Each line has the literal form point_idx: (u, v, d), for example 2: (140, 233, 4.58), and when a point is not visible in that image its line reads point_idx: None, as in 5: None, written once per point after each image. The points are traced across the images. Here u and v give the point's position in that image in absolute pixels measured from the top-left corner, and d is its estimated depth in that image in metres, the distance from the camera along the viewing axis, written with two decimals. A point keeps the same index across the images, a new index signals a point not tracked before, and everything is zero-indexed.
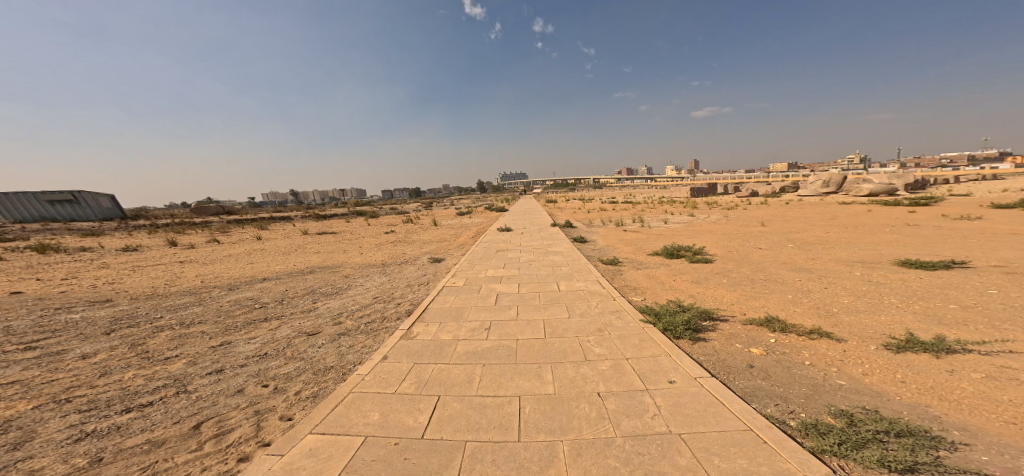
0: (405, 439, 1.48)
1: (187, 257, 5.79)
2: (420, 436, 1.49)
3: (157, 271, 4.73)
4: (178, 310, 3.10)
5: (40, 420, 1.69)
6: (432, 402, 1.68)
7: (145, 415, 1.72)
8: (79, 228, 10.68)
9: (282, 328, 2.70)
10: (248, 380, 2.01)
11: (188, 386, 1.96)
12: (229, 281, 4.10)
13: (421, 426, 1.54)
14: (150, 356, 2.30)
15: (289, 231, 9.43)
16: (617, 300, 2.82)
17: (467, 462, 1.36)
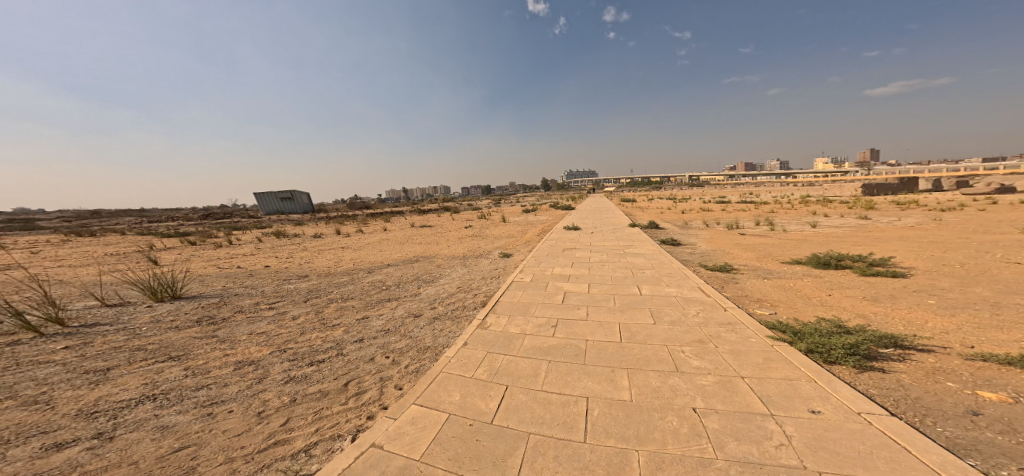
0: (477, 422, 1.60)
1: (323, 244, 7.13)
2: (490, 421, 1.59)
3: (301, 255, 5.93)
4: (341, 287, 3.85)
5: (271, 363, 2.27)
6: (501, 391, 1.77)
7: (320, 369, 2.20)
8: (265, 219, 13.96)
9: (403, 308, 3.14)
10: (375, 351, 2.40)
11: (344, 350, 2.42)
12: (349, 266, 4.91)
13: (490, 412, 1.64)
14: (325, 320, 2.95)
15: (403, 224, 10.91)
16: (700, 310, 2.54)
17: (529, 453, 1.40)
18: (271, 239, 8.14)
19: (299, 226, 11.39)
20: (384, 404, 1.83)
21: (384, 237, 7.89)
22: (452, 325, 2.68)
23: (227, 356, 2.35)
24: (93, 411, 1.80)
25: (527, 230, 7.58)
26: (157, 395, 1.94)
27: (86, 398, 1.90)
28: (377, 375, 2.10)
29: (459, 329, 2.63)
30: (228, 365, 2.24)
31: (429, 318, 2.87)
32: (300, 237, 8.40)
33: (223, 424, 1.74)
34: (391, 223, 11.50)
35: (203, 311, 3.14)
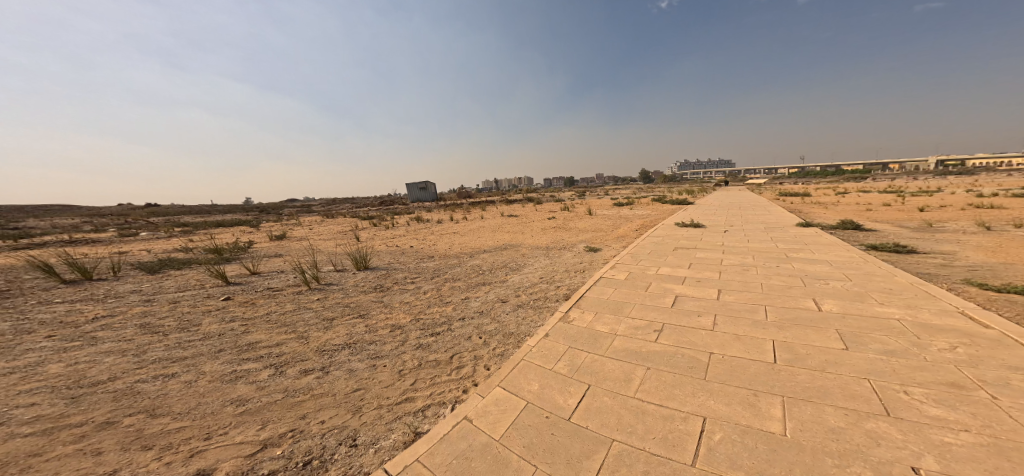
0: (554, 416, 1.57)
1: (423, 234, 7.79)
2: (568, 417, 1.55)
3: (403, 244, 6.59)
4: (454, 269, 4.29)
5: (409, 329, 2.67)
6: (582, 389, 1.71)
7: (440, 339, 2.49)
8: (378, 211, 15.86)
9: (493, 292, 3.32)
10: (470, 330, 2.61)
11: (451, 327, 2.69)
12: (444, 255, 5.21)
13: (569, 408, 1.60)
14: (442, 296, 3.36)
15: (492, 213, 11.64)
16: (817, 318, 2.14)
17: (611, 460, 1.31)
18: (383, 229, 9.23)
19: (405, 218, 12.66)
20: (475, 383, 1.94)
21: (475, 226, 8.36)
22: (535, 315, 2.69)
23: (388, 319, 2.86)
24: (327, 349, 2.37)
25: (618, 224, 7.30)
26: (355, 344, 2.44)
27: (322, 340, 2.49)
28: (468, 354, 2.26)
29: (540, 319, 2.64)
30: (385, 328, 2.70)
31: (515, 305, 2.97)
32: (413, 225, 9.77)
33: (378, 375, 2.08)
34: (485, 211, 12.33)
35: (375, 284, 3.79)
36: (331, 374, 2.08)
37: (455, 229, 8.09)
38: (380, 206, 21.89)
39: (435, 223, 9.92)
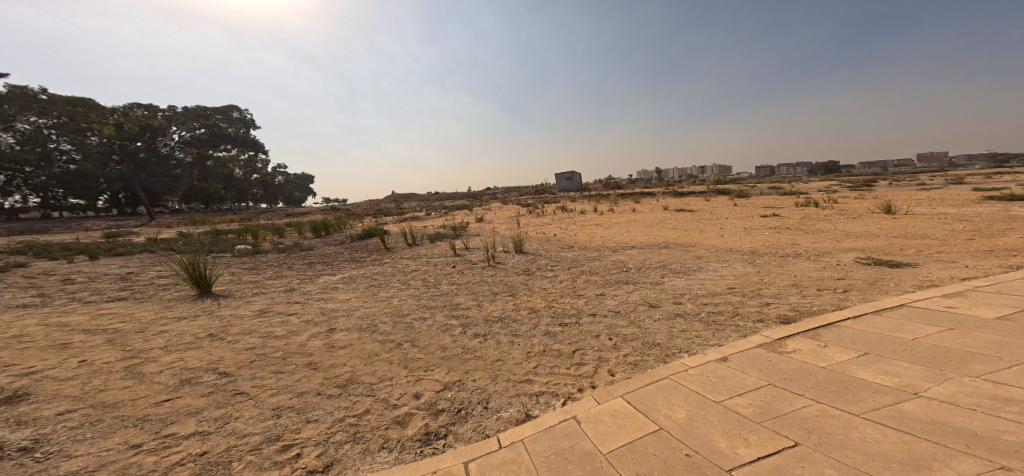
0: (698, 456, 1.34)
1: (578, 241, 8.50)
2: (722, 467, 1.27)
3: (559, 255, 7.39)
4: (592, 260, 5.51)
5: (541, 313, 3.47)
6: (782, 445, 1.32)
7: (565, 329, 3.02)
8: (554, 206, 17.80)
9: (633, 294, 3.71)
10: (599, 330, 2.94)
11: (578, 321, 3.17)
12: (596, 258, 5.76)
13: (731, 457, 1.31)
14: (577, 289, 4.16)
15: (658, 206, 12.79)
16: None
17: None
18: (557, 228, 10.83)
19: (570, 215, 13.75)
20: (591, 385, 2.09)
21: (633, 230, 8.67)
22: (704, 332, 2.57)
23: (527, 301, 3.91)
24: (492, 319, 3.42)
25: (889, 228, 5.89)
26: (506, 319, 3.40)
27: (490, 311, 3.68)
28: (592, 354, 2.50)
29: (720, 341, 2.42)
30: (530, 309, 3.63)
31: (664, 315, 3.04)
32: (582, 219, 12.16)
33: (515, 350, 2.71)
34: (639, 205, 13.92)
35: (536, 279, 4.82)
36: (488, 340, 2.92)
37: (617, 228, 9.24)
38: (553, 196, 24.39)
39: (595, 224, 10.84)
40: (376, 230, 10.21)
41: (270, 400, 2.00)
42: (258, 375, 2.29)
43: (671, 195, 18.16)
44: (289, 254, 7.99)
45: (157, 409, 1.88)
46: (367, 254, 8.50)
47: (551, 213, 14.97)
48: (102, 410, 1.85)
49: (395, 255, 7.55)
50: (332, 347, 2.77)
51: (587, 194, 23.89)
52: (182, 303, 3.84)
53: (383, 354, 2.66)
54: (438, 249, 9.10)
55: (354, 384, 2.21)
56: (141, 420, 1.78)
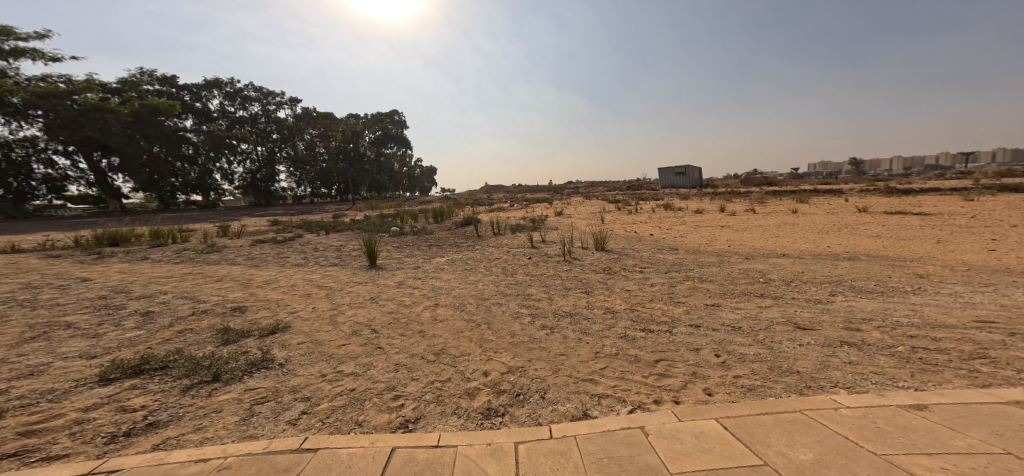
0: None
1: (689, 244, 8.18)
2: None
3: (655, 255, 7.39)
4: (706, 268, 6.13)
5: (626, 318, 4.25)
6: None
7: (656, 334, 3.74)
8: (687, 203, 16.84)
9: (767, 311, 4.07)
10: (710, 343, 3.41)
11: (673, 330, 3.79)
12: (735, 270, 5.88)
13: None
14: (672, 295, 4.91)
15: (847, 208, 12.06)
16: None
17: None
18: (691, 226, 10.53)
19: (692, 213, 13.08)
20: (677, 398, 2.53)
21: (789, 238, 8.00)
22: (895, 371, 2.57)
23: (601, 301, 4.91)
24: (557, 313, 4.66)
25: None
26: (574, 315, 4.53)
27: (556, 305, 4.95)
28: (691, 368, 2.97)
29: (933, 386, 2.37)
30: (622, 314, 4.41)
31: (821, 341, 3.23)
32: (746, 215, 12.17)
33: (581, 348, 3.57)
34: (825, 205, 13.27)
35: (637, 285, 5.50)
36: (552, 333, 4.00)
37: (776, 234, 8.61)
38: (682, 190, 22.90)
39: (721, 226, 10.26)
40: (472, 219, 11.11)
41: (393, 356, 3.55)
42: (388, 336, 4.08)
43: (884, 194, 15.71)
44: (417, 237, 9.93)
45: (338, 350, 3.65)
46: (461, 240, 9.58)
47: (692, 209, 14.22)
48: (316, 345, 3.78)
49: (479, 239, 9.48)
50: (433, 320, 4.64)
51: (732, 190, 21.47)
52: (366, 277, 6.75)
53: (465, 332, 4.17)
54: (518, 239, 9.60)
55: (442, 354, 3.59)
56: (331, 356, 3.51)
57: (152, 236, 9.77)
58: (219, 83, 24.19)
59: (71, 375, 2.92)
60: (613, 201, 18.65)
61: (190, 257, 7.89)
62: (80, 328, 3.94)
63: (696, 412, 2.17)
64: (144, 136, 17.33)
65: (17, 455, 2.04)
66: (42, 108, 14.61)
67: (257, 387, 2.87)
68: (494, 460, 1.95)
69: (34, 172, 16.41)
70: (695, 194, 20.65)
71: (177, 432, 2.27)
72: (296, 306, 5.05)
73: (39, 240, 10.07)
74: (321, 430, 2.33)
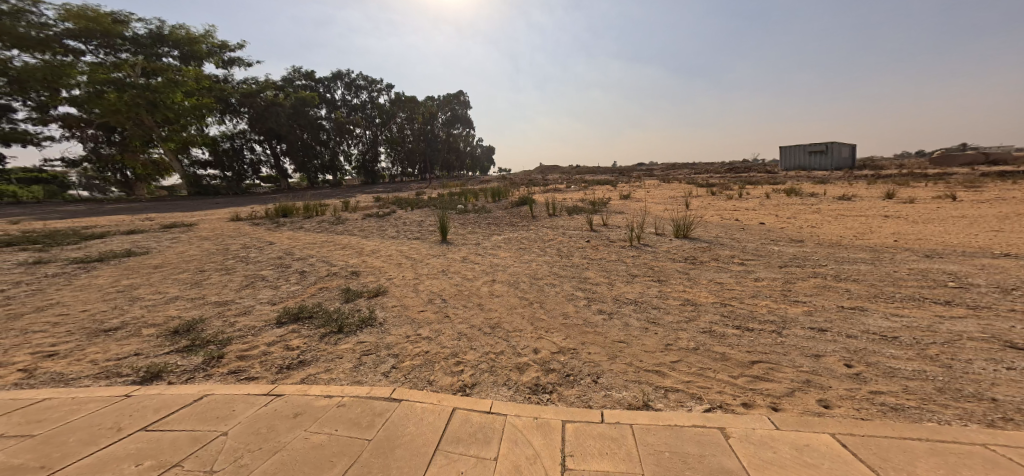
0: None
1: (823, 237, 7.08)
2: None
3: (765, 246, 6.63)
4: (864, 265, 5.26)
5: (723, 312, 4.04)
6: None
7: (757, 333, 3.49)
8: (819, 188, 14.39)
9: (955, 323, 3.38)
10: (840, 351, 3.07)
11: (785, 331, 3.50)
12: (907, 269, 4.97)
13: None
14: (786, 294, 4.42)
15: None
16: None
17: None
18: (828, 215, 9.02)
19: (834, 201, 11.11)
20: (776, 406, 2.40)
21: (985, 237, 6.34)
22: None
23: (691, 293, 4.67)
24: (618, 299, 4.64)
25: None
26: (639, 303, 4.47)
27: (617, 292, 4.91)
28: (803, 375, 2.74)
29: None
30: (708, 307, 4.19)
31: None
32: (938, 204, 9.80)
33: (648, 338, 3.55)
34: None
35: (734, 279, 5.06)
36: (610, 319, 4.05)
37: (991, 229, 6.82)
38: (818, 173, 19.51)
39: (884, 216, 8.54)
40: (527, 200, 11.31)
41: (457, 325, 4.03)
42: (453, 306, 4.62)
43: None
44: (477, 215, 10.49)
45: (417, 315, 4.29)
46: (516, 219, 9.85)
47: (834, 196, 12.06)
48: (404, 308, 4.50)
49: (535, 219, 9.74)
50: (490, 294, 5.07)
51: (906, 172, 17.46)
52: (439, 250, 7.54)
53: (519, 308, 4.49)
54: (575, 221, 9.51)
55: (497, 328, 3.94)
56: (413, 320, 4.14)
57: (306, 209, 12.25)
58: (341, 75, 27.82)
59: (264, 316, 4.06)
60: (704, 185, 17.06)
61: (327, 228, 9.75)
62: (269, 280, 5.40)
63: (802, 423, 2.06)
64: (299, 124, 22.15)
65: (231, 372, 2.90)
66: (247, 106, 20.47)
67: (364, 341, 3.57)
68: (539, 433, 2.10)
69: (245, 157, 22.20)
70: (837, 177, 17.41)
71: (314, 371, 2.98)
72: (392, 274, 5.97)
73: (247, 211, 13.53)
74: (402, 383, 2.84)
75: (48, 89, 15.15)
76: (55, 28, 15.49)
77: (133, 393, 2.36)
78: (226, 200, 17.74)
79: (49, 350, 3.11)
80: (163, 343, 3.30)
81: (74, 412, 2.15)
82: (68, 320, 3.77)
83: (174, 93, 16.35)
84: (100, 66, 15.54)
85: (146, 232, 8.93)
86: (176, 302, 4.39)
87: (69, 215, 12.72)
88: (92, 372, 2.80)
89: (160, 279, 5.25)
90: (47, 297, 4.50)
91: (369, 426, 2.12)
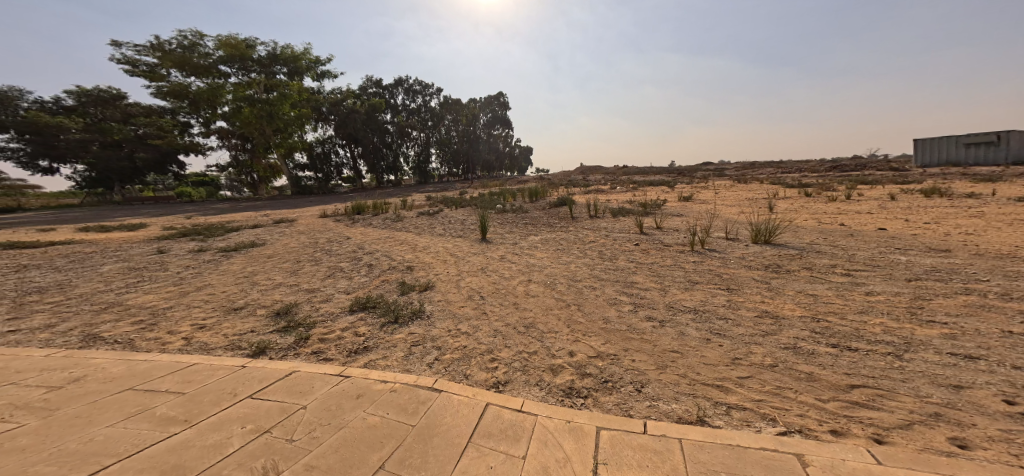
0: None
1: (986, 247, 5.74)
2: None
3: (885, 255, 5.69)
4: None
5: (804, 327, 3.56)
6: None
7: (866, 354, 2.99)
8: (983, 188, 11.91)
9: None
10: (997, 384, 2.48)
11: (904, 355, 2.94)
12: None
13: None
14: (916, 312, 3.68)
15: None
16: None
17: None
18: (994, 221, 7.42)
19: (1012, 203, 9.05)
20: (881, 438, 2.07)
21: None
22: None
23: (770, 304, 4.18)
24: (672, 307, 4.37)
25: None
26: (699, 312, 4.14)
27: (671, 299, 4.63)
28: (930, 407, 2.29)
29: None
30: (787, 321, 3.73)
31: None
32: None
33: (713, 348, 3.30)
34: None
35: (833, 291, 4.41)
36: (661, 327, 3.82)
37: None
38: (993, 168, 15.71)
39: None
40: (566, 200, 11.16)
41: (493, 322, 4.13)
42: (492, 303, 4.74)
43: None
44: (515, 214, 10.58)
45: (459, 310, 4.48)
46: (555, 220, 9.77)
47: (1011, 197, 9.76)
48: (448, 303, 4.71)
49: (576, 220, 9.58)
50: (526, 294, 5.11)
51: None
52: (479, 248, 7.76)
53: (555, 310, 4.49)
54: (620, 223, 9.18)
55: (531, 328, 3.98)
56: (455, 314, 4.34)
57: (378, 207, 13.23)
58: (402, 81, 29.49)
59: (341, 303, 4.54)
60: (793, 186, 15.30)
61: (391, 225, 10.46)
62: (346, 272, 5.97)
63: (917, 461, 1.82)
64: (371, 128, 23.98)
65: (313, 352, 3.28)
66: (335, 113, 22.77)
67: (414, 332, 3.82)
68: (571, 437, 2.09)
69: (332, 160, 24.52)
70: (1014, 173, 14.06)
71: (375, 357, 3.26)
72: (439, 270, 6.25)
73: (332, 208, 14.98)
74: (442, 375, 2.99)
75: (211, 107, 18.60)
76: (213, 56, 18.87)
77: (247, 364, 2.75)
78: (319, 199, 19.74)
79: (200, 323, 3.77)
80: (270, 323, 3.82)
81: (209, 376, 2.57)
82: (214, 299, 4.54)
83: (285, 105, 18.91)
84: (240, 86, 18.63)
85: (264, 226, 10.36)
86: (281, 287, 5.06)
87: (220, 211, 15.21)
88: (223, 344, 3.34)
89: (270, 267, 6.07)
90: (203, 279, 5.39)
91: (414, 412, 2.27)
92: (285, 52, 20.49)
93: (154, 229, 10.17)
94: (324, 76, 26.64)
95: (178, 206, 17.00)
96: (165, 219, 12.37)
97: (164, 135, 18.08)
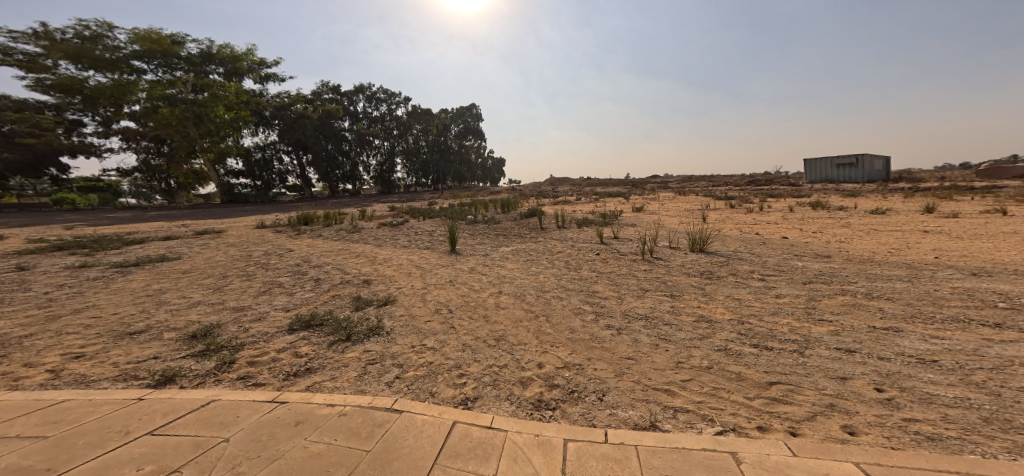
0: None
1: (857, 252, 6.66)
2: None
3: (787, 261, 6.37)
4: (897, 282, 4.89)
5: (731, 329, 3.83)
6: None
7: (777, 353, 3.26)
8: (850, 201, 14.01)
9: (999, 347, 3.07)
10: (869, 374, 2.80)
11: (807, 351, 3.26)
12: (947, 289, 4.50)
13: None
14: (810, 312, 4.12)
15: None
16: None
17: None
18: (860, 229, 8.69)
19: (869, 215, 10.67)
20: (795, 430, 2.21)
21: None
22: None
23: (706, 309, 4.47)
24: (627, 314, 4.51)
25: None
26: (649, 319, 4.30)
27: (627, 306, 4.78)
28: (827, 398, 2.53)
29: None
30: (718, 324, 4.01)
31: None
32: (976, 216, 9.30)
33: (662, 353, 3.43)
34: None
35: (753, 295, 4.83)
36: (618, 335, 3.91)
37: None
38: (850, 185, 18.67)
39: (926, 230, 8.04)
40: (535, 212, 11.28)
41: (463, 336, 3.98)
42: (460, 317, 4.57)
43: None
44: (486, 226, 10.47)
45: (426, 325, 4.25)
46: (525, 231, 9.81)
47: (870, 209, 11.61)
48: (414, 318, 4.45)
49: (545, 230, 9.74)
50: (496, 306, 5.01)
51: (942, 185, 16.75)
52: (447, 260, 7.52)
53: (525, 321, 4.42)
54: (584, 233, 9.41)
55: (502, 341, 3.89)
56: (421, 329, 4.12)
57: (329, 217, 12.52)
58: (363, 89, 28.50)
59: (278, 323, 4.09)
60: (722, 198, 16.83)
61: (345, 236, 9.91)
62: (285, 287, 5.47)
63: (823, 450, 1.95)
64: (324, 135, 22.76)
65: (239, 377, 2.89)
66: (279, 118, 21.38)
67: (371, 349, 3.54)
68: (540, 451, 2.02)
69: (274, 167, 22.81)
70: (871, 190, 16.84)
71: (319, 379, 2.95)
72: (403, 283, 5.96)
73: (273, 218, 13.90)
74: (405, 394, 2.78)
75: (113, 104, 16.53)
76: (124, 49, 16.90)
77: (145, 396, 2.35)
78: (251, 208, 18.16)
79: (76, 352, 3.17)
80: (180, 347, 3.33)
81: (85, 414, 2.14)
82: (100, 323, 3.86)
83: (218, 106, 17.39)
84: (158, 84, 16.75)
85: (183, 238, 9.26)
86: (198, 306, 4.47)
87: (118, 220, 13.36)
88: (111, 375, 2.83)
89: (186, 284, 5.37)
90: (84, 300, 4.61)
91: (369, 437, 2.06)
92: (222, 51, 18.88)
93: (20, 241, 8.61)
94: (270, 78, 24.97)
95: (53, 213, 14.57)
96: (36, 230, 10.64)
97: (42, 133, 15.69)
